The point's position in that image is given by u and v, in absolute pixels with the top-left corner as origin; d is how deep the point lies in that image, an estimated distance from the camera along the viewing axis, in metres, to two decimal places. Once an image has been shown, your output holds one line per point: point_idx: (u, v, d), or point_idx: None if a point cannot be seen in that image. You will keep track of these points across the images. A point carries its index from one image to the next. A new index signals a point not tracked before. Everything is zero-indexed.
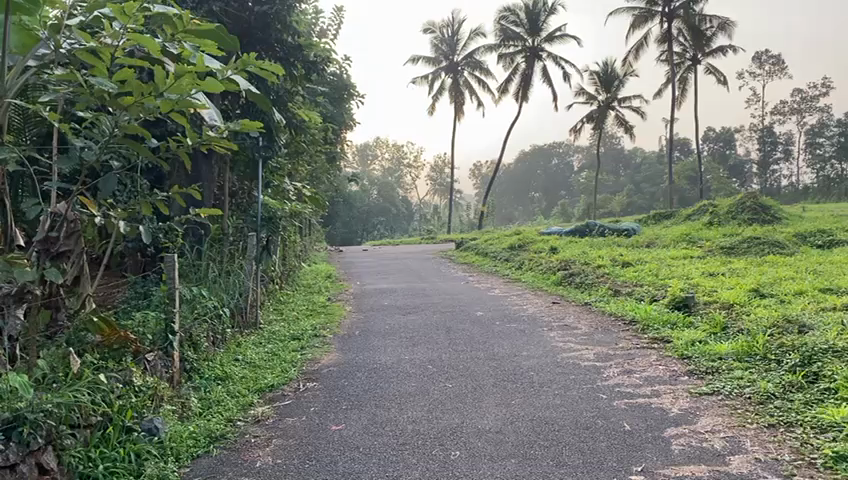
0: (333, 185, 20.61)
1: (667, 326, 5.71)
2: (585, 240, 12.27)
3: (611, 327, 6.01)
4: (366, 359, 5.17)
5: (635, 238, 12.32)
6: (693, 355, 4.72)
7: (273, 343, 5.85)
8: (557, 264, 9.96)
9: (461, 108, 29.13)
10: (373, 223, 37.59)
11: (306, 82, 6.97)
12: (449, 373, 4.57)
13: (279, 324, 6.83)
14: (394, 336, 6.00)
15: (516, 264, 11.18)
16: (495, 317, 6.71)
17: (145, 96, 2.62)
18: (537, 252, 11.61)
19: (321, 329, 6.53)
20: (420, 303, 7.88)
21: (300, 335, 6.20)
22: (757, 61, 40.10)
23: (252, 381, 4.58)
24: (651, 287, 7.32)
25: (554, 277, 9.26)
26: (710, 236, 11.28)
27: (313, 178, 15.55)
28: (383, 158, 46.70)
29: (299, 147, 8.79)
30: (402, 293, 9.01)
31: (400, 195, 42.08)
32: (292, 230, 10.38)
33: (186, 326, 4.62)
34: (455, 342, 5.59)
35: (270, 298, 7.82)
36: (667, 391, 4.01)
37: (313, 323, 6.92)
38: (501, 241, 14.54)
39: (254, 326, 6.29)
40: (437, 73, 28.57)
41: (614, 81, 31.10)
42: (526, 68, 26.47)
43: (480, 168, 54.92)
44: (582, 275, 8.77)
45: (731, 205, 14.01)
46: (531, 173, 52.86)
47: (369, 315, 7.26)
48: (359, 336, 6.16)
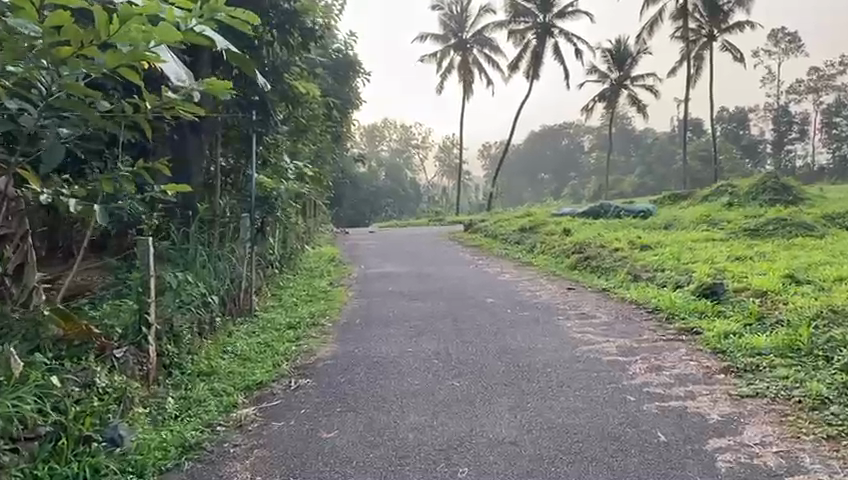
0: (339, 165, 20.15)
1: (695, 315, 5.24)
2: (599, 222, 11.74)
3: (632, 317, 5.55)
4: (365, 351, 4.73)
5: (652, 219, 11.78)
6: (728, 349, 4.25)
7: (267, 332, 5.42)
8: (571, 247, 9.47)
9: (470, 86, 28.47)
10: (382, 204, 37.11)
11: (304, 51, 6.47)
12: (457, 369, 4.12)
13: (275, 310, 6.41)
14: (397, 325, 5.56)
15: (528, 247, 10.69)
16: (506, 305, 6.25)
17: (85, 47, 2.14)
18: (550, 234, 11.11)
19: (319, 317, 6.11)
20: (428, 289, 7.43)
21: (297, 323, 5.78)
22: (773, 39, 39.02)
23: (239, 377, 4.15)
24: (673, 273, 6.83)
25: (568, 261, 8.78)
26: (732, 217, 10.73)
27: (318, 158, 15.08)
28: (391, 139, 46.06)
29: (300, 123, 8.30)
30: (407, 277, 8.58)
31: (408, 177, 41.50)
32: (293, 211, 9.92)
33: (166, 316, 4.20)
34: (463, 332, 5.14)
35: (268, 283, 7.40)
36: (704, 393, 3.54)
37: (311, 309, 6.49)
38: (512, 222, 14.04)
39: (248, 314, 5.86)
40: (446, 51, 27.83)
41: (626, 58, 30.61)
42: (537, 45, 25.72)
43: (490, 149, 54.17)
44: (598, 258, 8.29)
45: (752, 185, 13.42)
46: (541, 154, 52.08)
47: (372, 302, 6.82)
48: (360, 324, 5.72)
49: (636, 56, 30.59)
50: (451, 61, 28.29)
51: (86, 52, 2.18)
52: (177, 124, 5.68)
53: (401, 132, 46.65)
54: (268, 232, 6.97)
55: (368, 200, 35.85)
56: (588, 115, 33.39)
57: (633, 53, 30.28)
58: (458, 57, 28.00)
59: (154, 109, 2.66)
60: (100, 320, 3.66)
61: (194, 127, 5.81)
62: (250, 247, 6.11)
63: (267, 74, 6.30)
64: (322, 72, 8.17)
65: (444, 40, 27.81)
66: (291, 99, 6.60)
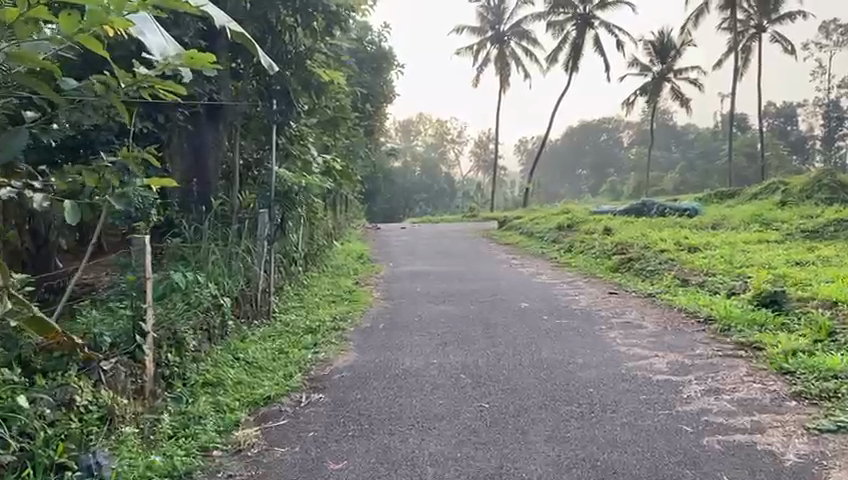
0: (372, 160, 19.83)
1: (755, 328, 4.69)
2: (642, 221, 11.13)
3: (682, 328, 5.03)
4: (387, 362, 4.31)
5: (699, 218, 11.12)
6: (798, 370, 3.72)
7: (284, 337, 5.06)
8: (612, 248, 8.92)
9: (506, 80, 27.86)
10: (416, 200, 36.71)
11: (328, 36, 6.08)
12: (486, 387, 3.67)
13: (296, 312, 6.05)
14: (423, 332, 5.15)
15: (566, 247, 10.15)
16: (543, 311, 5.77)
17: (33, 8, 1.77)
18: (589, 233, 10.56)
19: (341, 320, 5.72)
20: (459, 291, 7.00)
21: (316, 327, 5.40)
22: (825, 31, 37.35)
23: (247, 389, 3.79)
24: (727, 278, 6.26)
25: (610, 263, 8.25)
26: (787, 217, 10.01)
27: (350, 153, 14.76)
28: (426, 134, 45.68)
29: (326, 114, 7.94)
30: (438, 277, 8.14)
31: (443, 172, 41.05)
32: (320, 206, 9.56)
33: (170, 321, 3.88)
34: (494, 342, 4.70)
35: (291, 283, 7.05)
36: (774, 425, 3.04)
37: (334, 311, 6.11)
38: (549, 220, 13.48)
39: (266, 317, 5.53)
40: (483, 44, 27.30)
41: (670, 50, 29.47)
42: (577, 36, 24.99)
43: (527, 145, 53.40)
44: (643, 261, 7.75)
45: (806, 183, 12.61)
46: (578, 150, 51.05)
47: (400, 304, 6.41)
48: (384, 330, 5.32)
49: (680, 48, 29.43)
50: (487, 54, 27.73)
51: (37, 16, 1.81)
52: (193, 113, 5.39)
53: (437, 127, 46.20)
54: (290, 229, 6.62)
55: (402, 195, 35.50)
56: (628, 110, 32.42)
57: (678, 44, 29.05)
58: (495, 50, 27.43)
59: (129, 86, 2.32)
60: (88, 327, 3.34)
61: (210, 117, 5.52)
62: (270, 246, 5.77)
63: (290, 60, 5.93)
64: (350, 62, 7.79)
65: (481, 32, 27.33)
66: (315, 89, 6.22)
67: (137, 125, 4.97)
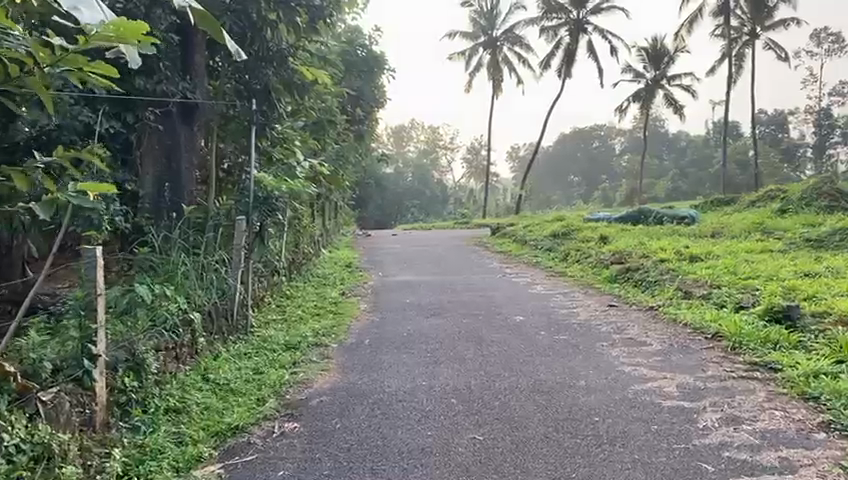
0: (361, 165, 19.48)
1: (768, 346, 4.35)
2: (639, 229, 10.82)
3: (689, 345, 4.69)
4: (371, 384, 3.95)
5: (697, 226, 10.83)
6: (822, 395, 3.38)
7: (260, 355, 4.68)
8: (609, 257, 8.60)
9: (498, 85, 27.61)
10: (408, 206, 36.39)
11: (312, 32, 5.73)
12: (480, 414, 3.32)
13: (276, 326, 5.67)
14: (411, 349, 4.78)
15: (560, 256, 9.82)
16: (539, 326, 5.41)
17: None
18: (584, 241, 10.23)
19: (324, 335, 5.35)
20: (450, 303, 6.64)
21: (296, 343, 5.02)
22: (816, 39, 37.35)
23: (214, 417, 3.41)
24: (732, 290, 5.94)
25: (607, 273, 7.92)
26: (788, 226, 9.73)
27: (339, 158, 14.42)
28: (418, 140, 45.46)
29: (312, 117, 7.58)
30: (428, 288, 7.78)
31: (435, 178, 40.76)
32: (306, 212, 9.18)
33: (130, 339, 3.51)
34: (487, 361, 4.34)
35: (272, 295, 6.68)
36: (806, 463, 2.69)
37: (316, 325, 5.73)
38: (543, 227, 13.15)
39: (242, 333, 5.16)
40: (476, 49, 27.06)
41: (664, 57, 29.29)
42: (570, 42, 24.78)
43: (519, 151, 53.21)
44: (641, 271, 7.43)
45: (804, 191, 12.34)
46: (571, 156, 50.88)
47: (387, 317, 6.05)
48: (369, 346, 4.96)
49: (673, 55, 29.27)
50: (480, 59, 27.47)
51: None
52: (165, 112, 5.00)
53: (428, 133, 45.91)
54: (271, 237, 6.26)
55: (394, 201, 35.16)
56: (621, 116, 32.23)
57: (671, 51, 28.87)
58: (487, 55, 27.19)
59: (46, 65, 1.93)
60: (29, 351, 2.94)
61: (183, 117, 5.15)
62: (248, 255, 5.40)
63: (270, 57, 5.57)
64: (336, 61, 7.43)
65: (474, 37, 27.10)
66: (298, 88, 5.85)
67: (103, 125, 4.62)
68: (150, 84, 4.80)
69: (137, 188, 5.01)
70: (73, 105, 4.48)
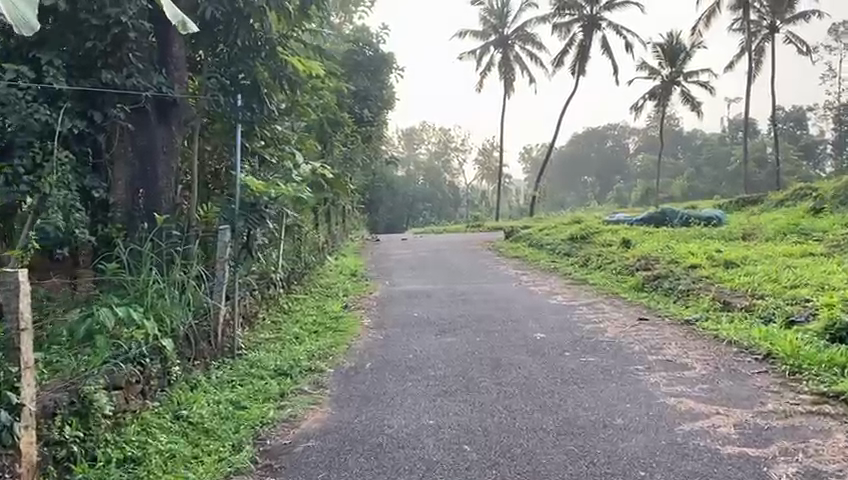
0: (370, 168, 18.94)
1: (834, 372, 3.72)
2: (664, 231, 10.15)
3: (738, 369, 4.05)
4: (369, 423, 3.36)
5: (726, 228, 10.11)
6: None
7: (245, 385, 4.10)
8: (634, 263, 7.96)
9: (511, 84, 27.02)
10: (420, 209, 35.81)
11: (304, 19, 5.15)
12: (498, 469, 2.71)
13: (268, 347, 5.09)
14: (418, 376, 4.19)
15: (580, 262, 9.16)
16: (562, 345, 4.78)
17: None
18: (606, 246, 9.59)
19: (320, 357, 4.77)
20: (462, 317, 6.02)
21: (288, 369, 4.44)
22: (836, 33, 36.31)
23: (177, 469, 2.82)
24: (779, 301, 5.29)
25: (633, 281, 7.30)
26: (826, 226, 9.01)
27: (345, 161, 13.90)
28: (430, 142, 44.98)
29: (310, 114, 7.02)
30: (438, 299, 7.18)
31: (446, 181, 40.17)
32: (307, 217, 8.61)
33: (78, 378, 2.93)
34: (506, 392, 3.74)
35: (265, 310, 6.10)
36: None
37: (313, 345, 5.16)
38: (559, 231, 12.47)
39: (227, 357, 4.59)
40: (486, 48, 26.48)
41: (680, 53, 28.33)
42: (583, 38, 24.08)
43: (531, 152, 52.47)
44: (672, 281, 6.80)
45: (839, 189, 11.57)
46: (584, 156, 50.08)
47: (392, 335, 5.45)
48: (371, 372, 4.36)
49: (690, 51, 28.41)
50: (491, 58, 26.87)
51: None
52: (137, 110, 4.44)
53: (440, 135, 45.38)
54: (263, 248, 5.69)
55: (405, 204, 34.59)
56: (636, 115, 31.44)
57: (688, 46, 28.02)
58: (499, 54, 26.57)
59: None
60: None
61: (159, 115, 4.58)
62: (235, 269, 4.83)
63: (258, 47, 4.99)
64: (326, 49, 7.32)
65: (484, 36, 26.47)
66: (289, 82, 5.27)
67: (66, 125, 4.06)
68: (120, 78, 4.24)
69: (107, 196, 4.44)
70: (30, 101, 3.90)
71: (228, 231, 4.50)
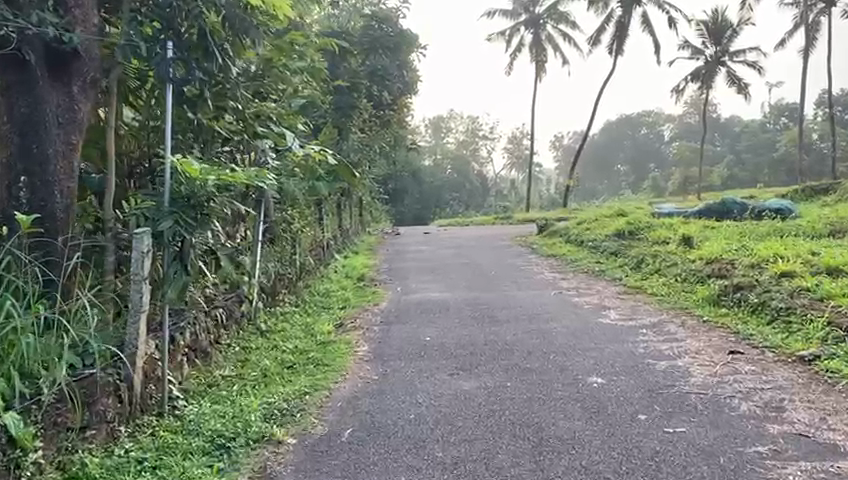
0: (389, 156, 17.54)
1: None
2: (729, 225, 8.56)
3: None
4: None
5: (803, 221, 8.49)
6: None
7: (154, 471, 2.70)
8: (704, 268, 6.41)
9: (542, 66, 25.37)
10: (447, 199, 34.17)
11: None
12: None
13: (218, 394, 3.72)
14: (416, 458, 2.76)
15: (632, 265, 7.59)
16: (631, 401, 3.31)
17: None
18: (662, 244, 8.05)
19: (284, 414, 3.38)
20: (487, 344, 4.58)
21: (229, 439, 3.03)
22: None
23: None
24: None
25: (706, 291, 5.77)
26: None
27: (359, 148, 12.52)
28: (457, 131, 43.43)
29: (295, 83, 5.61)
30: (457, 314, 5.76)
31: (474, 170, 38.52)
32: (302, 211, 7.23)
33: None
34: None
35: (228, 335, 4.72)
36: None
37: (281, 389, 3.76)
38: (600, 224, 10.91)
39: (146, 420, 3.21)
40: (516, 28, 24.83)
41: (726, 30, 26.22)
42: (622, 15, 22.27)
43: (563, 140, 50.53)
44: (760, 292, 5.27)
45: None
46: (618, 144, 48.00)
47: (391, 373, 4.03)
48: (348, 446, 2.95)
49: (736, 28, 26.31)
50: (521, 39, 25.21)
51: None
52: (15, 61, 3.08)
53: (468, 123, 43.78)
54: (219, 251, 4.32)
55: (432, 195, 33.08)
56: (677, 98, 29.44)
57: (734, 23, 25.89)
58: (529, 34, 24.86)
59: None
60: None
61: (54, 71, 3.17)
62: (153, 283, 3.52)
63: None
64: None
65: (514, 15, 24.75)
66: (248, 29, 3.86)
67: None
68: None
69: None
70: None
71: (147, 233, 3.17)
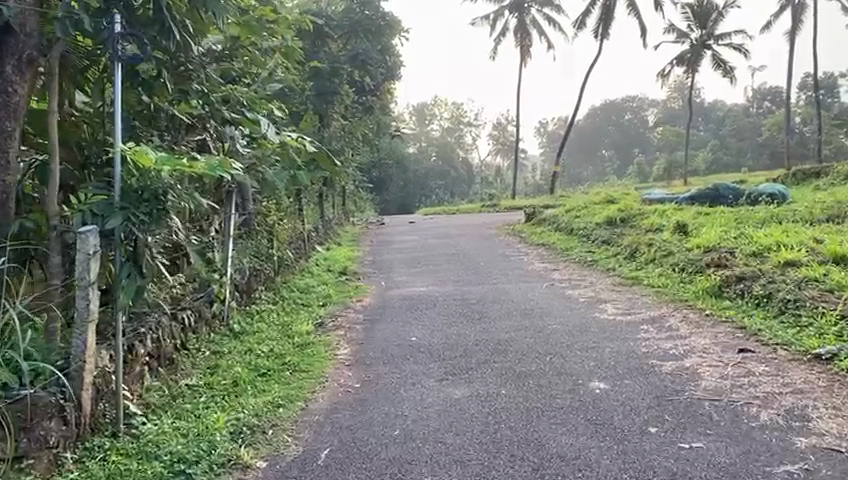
0: (373, 144, 17.11)
1: None
2: (724, 212, 8.28)
3: None
4: None
5: (800, 207, 8.23)
6: None
7: None
8: (702, 257, 6.11)
9: (528, 51, 24.98)
10: (433, 187, 33.76)
11: None
12: None
13: (183, 408, 3.35)
14: None
15: (626, 254, 7.29)
16: (639, 410, 3.00)
17: None
18: (655, 232, 7.76)
19: (254, 433, 3.01)
20: (477, 345, 4.24)
21: (191, 463, 2.67)
22: None
23: None
24: None
25: (707, 282, 5.46)
26: None
27: (342, 135, 12.10)
28: (442, 118, 42.94)
29: (268, 64, 5.20)
30: (445, 310, 5.41)
31: (459, 157, 38.13)
32: (279, 203, 6.83)
33: None
34: None
35: (197, 339, 4.35)
36: None
37: (254, 402, 3.40)
38: (590, 212, 10.61)
39: (97, 441, 2.85)
40: (500, 12, 24.40)
41: (711, 13, 25.91)
42: None
43: (547, 126, 50.28)
44: (764, 283, 4.97)
45: None
46: (603, 130, 47.82)
47: (374, 380, 3.69)
48: (325, 470, 2.60)
49: (722, 11, 26.04)
50: (506, 23, 24.78)
51: None
52: None
53: (452, 110, 43.29)
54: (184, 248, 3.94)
55: (417, 183, 32.67)
56: (662, 82, 29.17)
57: (720, 6, 25.61)
58: (514, 19, 24.43)
59: None
60: None
61: None
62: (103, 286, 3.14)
63: None
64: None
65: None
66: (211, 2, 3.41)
67: None
68: None
69: None
70: None
71: (94, 233, 2.79)
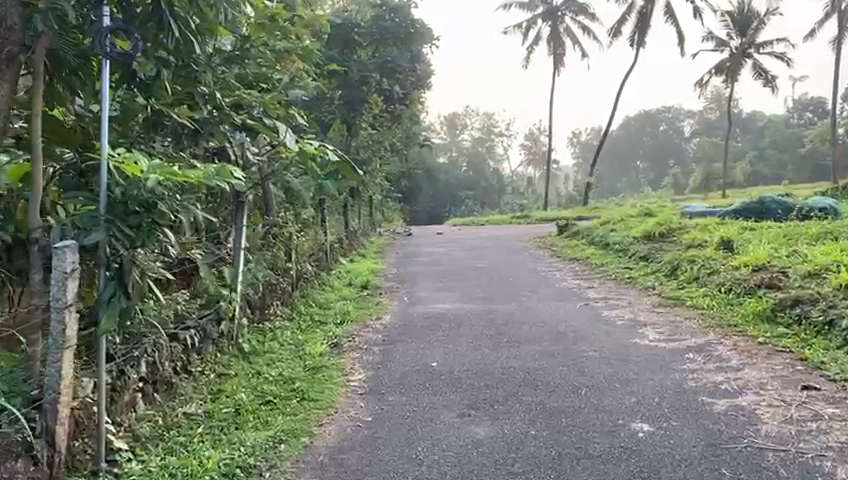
0: (402, 154, 16.83)
1: None
2: (772, 227, 7.74)
3: None
4: None
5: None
6: None
7: None
8: (751, 277, 5.61)
9: (561, 60, 24.52)
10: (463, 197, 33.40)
11: None
12: None
13: (176, 442, 3.02)
14: None
15: (666, 272, 6.82)
16: (690, 461, 2.58)
17: None
18: (698, 248, 7.26)
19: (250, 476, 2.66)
20: (503, 373, 3.84)
21: None
22: None
23: None
24: None
25: (757, 305, 4.98)
26: None
27: (370, 144, 11.82)
28: (473, 128, 42.60)
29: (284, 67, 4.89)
30: (470, 331, 5.03)
31: (490, 168, 37.71)
32: (298, 214, 6.53)
33: None
34: None
35: (202, 361, 4.03)
36: None
37: (254, 436, 3.05)
38: (625, 226, 10.13)
39: None
40: (533, 21, 24.00)
41: (752, 20, 25.07)
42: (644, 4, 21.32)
43: (580, 136, 49.58)
44: (824, 309, 4.47)
45: None
46: (638, 141, 46.94)
47: (389, 414, 3.31)
48: None
49: (763, 18, 25.21)
50: (539, 32, 24.37)
51: None
52: None
53: (483, 120, 42.90)
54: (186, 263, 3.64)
55: (446, 193, 32.36)
56: (700, 92, 28.38)
57: (760, 13, 24.81)
58: (547, 27, 24.01)
59: None
60: None
61: None
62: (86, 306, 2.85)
63: None
64: None
65: (531, 8, 23.89)
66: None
67: None
68: None
69: None
70: None
71: (71, 248, 2.49)
